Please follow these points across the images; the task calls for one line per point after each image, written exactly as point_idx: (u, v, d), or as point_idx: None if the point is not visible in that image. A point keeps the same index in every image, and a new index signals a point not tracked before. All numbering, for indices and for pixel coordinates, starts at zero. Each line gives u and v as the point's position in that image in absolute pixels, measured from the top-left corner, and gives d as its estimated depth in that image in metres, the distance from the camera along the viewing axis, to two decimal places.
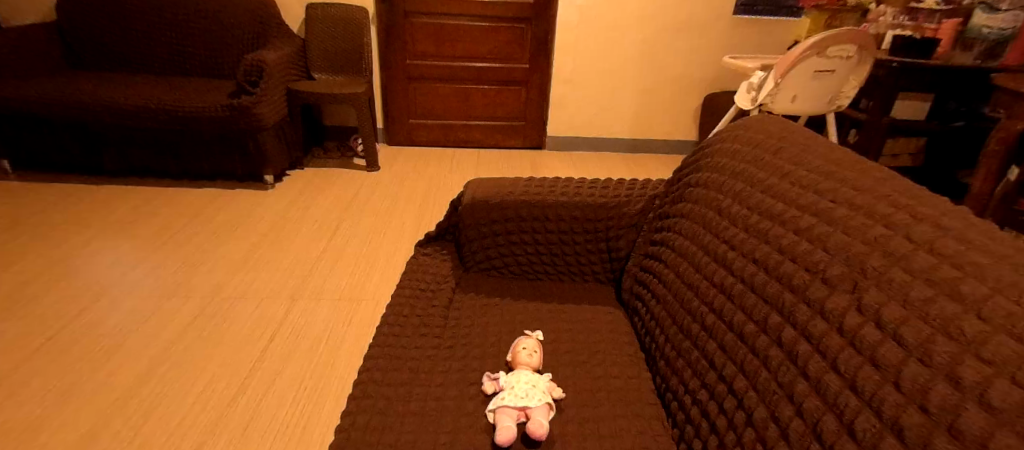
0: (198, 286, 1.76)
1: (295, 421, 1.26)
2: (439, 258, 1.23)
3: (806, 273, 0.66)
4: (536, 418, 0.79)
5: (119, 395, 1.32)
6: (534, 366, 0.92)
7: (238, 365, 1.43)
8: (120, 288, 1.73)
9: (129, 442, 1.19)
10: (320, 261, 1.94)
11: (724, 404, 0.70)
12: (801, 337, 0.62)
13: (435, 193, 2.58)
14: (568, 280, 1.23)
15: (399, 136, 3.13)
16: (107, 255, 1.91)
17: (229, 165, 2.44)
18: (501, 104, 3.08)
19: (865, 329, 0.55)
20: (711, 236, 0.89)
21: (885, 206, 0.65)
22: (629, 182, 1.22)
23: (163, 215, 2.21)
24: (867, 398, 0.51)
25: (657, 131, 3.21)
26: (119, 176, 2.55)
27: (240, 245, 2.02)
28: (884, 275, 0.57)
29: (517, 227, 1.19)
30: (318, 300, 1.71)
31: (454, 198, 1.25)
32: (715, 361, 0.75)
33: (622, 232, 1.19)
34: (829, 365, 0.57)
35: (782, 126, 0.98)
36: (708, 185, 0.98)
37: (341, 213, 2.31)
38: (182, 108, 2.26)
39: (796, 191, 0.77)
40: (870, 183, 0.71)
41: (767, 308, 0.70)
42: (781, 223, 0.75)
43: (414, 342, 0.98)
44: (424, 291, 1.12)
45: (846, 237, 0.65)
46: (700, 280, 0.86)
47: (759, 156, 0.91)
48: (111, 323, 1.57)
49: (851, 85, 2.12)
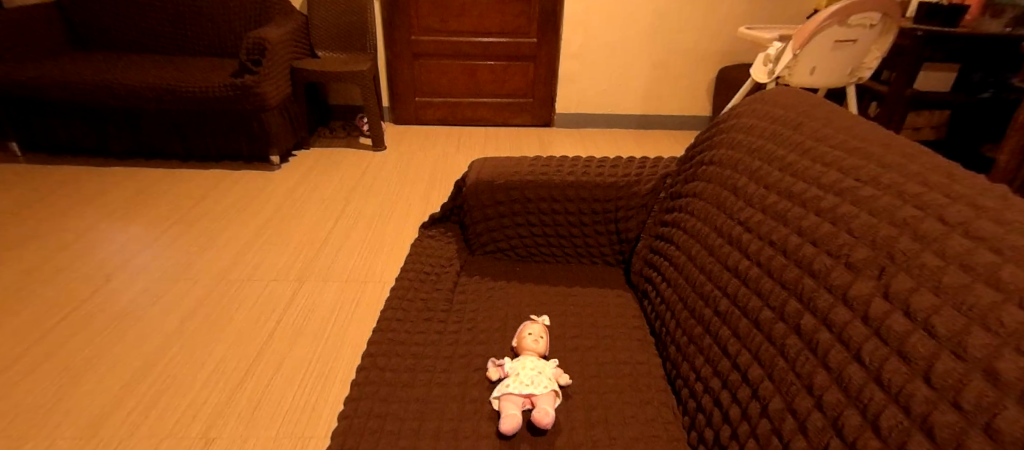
0: (206, 267, 1.77)
1: (303, 403, 1.27)
2: (444, 241, 1.21)
3: (828, 258, 0.62)
4: (541, 406, 0.77)
5: (129, 377, 1.33)
6: (540, 352, 0.89)
7: (247, 347, 1.44)
8: (130, 270, 1.74)
9: (140, 423, 1.21)
10: (327, 243, 1.92)
11: (739, 394, 0.68)
12: (821, 325, 0.59)
13: (443, 173, 2.54)
14: (576, 262, 1.20)
15: (406, 114, 3.09)
16: (118, 237, 1.92)
17: (234, 146, 2.42)
18: (508, 80, 3.02)
19: (894, 318, 0.51)
20: (725, 217, 0.84)
21: (916, 185, 0.60)
22: (639, 160, 1.18)
23: (171, 197, 2.21)
24: (894, 393, 0.48)
25: (668, 106, 3.13)
26: (127, 157, 2.54)
27: (248, 226, 2.02)
28: (915, 260, 0.53)
29: (523, 209, 1.16)
30: (325, 282, 1.71)
31: (458, 178, 1.22)
32: (729, 348, 0.72)
33: (631, 212, 1.14)
34: (852, 355, 0.54)
35: (803, 99, 0.92)
36: (722, 162, 0.93)
37: (347, 195, 2.29)
38: (185, 89, 2.24)
39: (818, 169, 0.72)
40: (898, 159, 0.66)
41: (784, 293, 0.66)
42: (801, 204, 0.71)
43: (417, 327, 0.97)
44: (428, 275, 1.10)
45: (872, 218, 0.60)
46: (713, 264, 0.82)
47: (778, 131, 0.86)
48: (121, 304, 1.58)
49: (873, 55, 2.04)
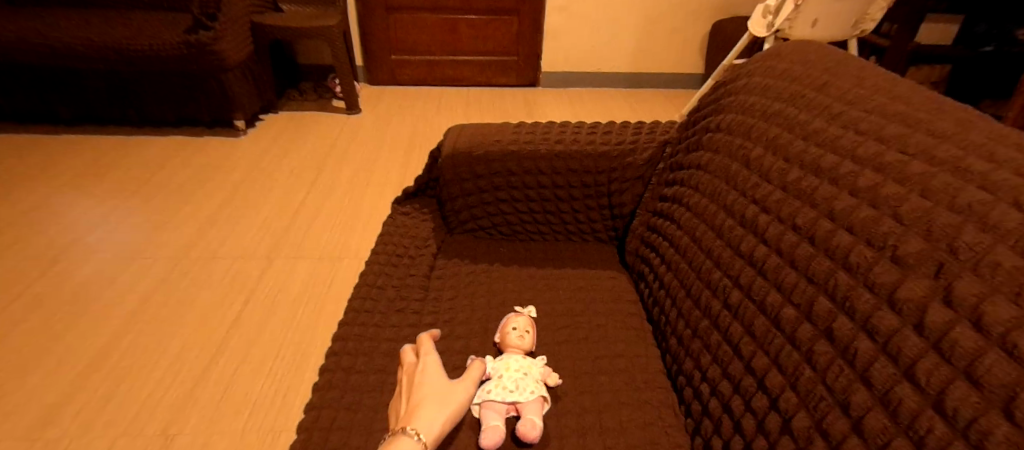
0: (166, 245, 1.63)
1: (272, 394, 1.17)
2: (419, 219, 1.08)
3: (869, 249, 0.52)
4: (527, 416, 0.68)
5: (82, 368, 1.22)
6: (526, 349, 0.79)
7: (211, 332, 1.33)
8: (82, 249, 1.60)
9: (93, 420, 1.11)
10: (298, 217, 1.79)
11: (754, 404, 0.59)
12: (860, 331, 0.49)
13: (422, 138, 2.38)
14: (565, 240, 1.09)
15: (382, 75, 2.89)
16: (68, 212, 1.77)
17: (194, 111, 2.23)
18: (490, 36, 2.82)
19: (960, 331, 0.42)
20: (737, 194, 0.74)
21: (980, 161, 0.50)
22: (635, 125, 1.06)
23: (126, 167, 2.04)
24: (961, 427, 0.39)
25: (660, 64, 2.97)
26: (77, 124, 2.34)
27: (211, 199, 1.87)
28: (986, 258, 0.43)
29: (506, 183, 1.04)
30: (296, 260, 1.58)
31: (434, 148, 1.09)
32: (742, 349, 0.63)
33: (626, 185, 1.03)
34: (903, 373, 0.44)
35: (826, 55, 0.80)
36: (732, 129, 0.81)
37: (319, 163, 2.13)
38: (132, 47, 2.02)
39: (851, 139, 0.61)
40: (951, 127, 0.55)
41: (812, 289, 0.56)
42: (832, 181, 0.60)
43: (389, 319, 0.86)
44: (401, 258, 0.98)
45: (925, 202, 0.50)
46: (723, 249, 0.72)
47: (799, 92, 0.74)
48: (72, 288, 1.46)
49: (879, 5, 1.89)
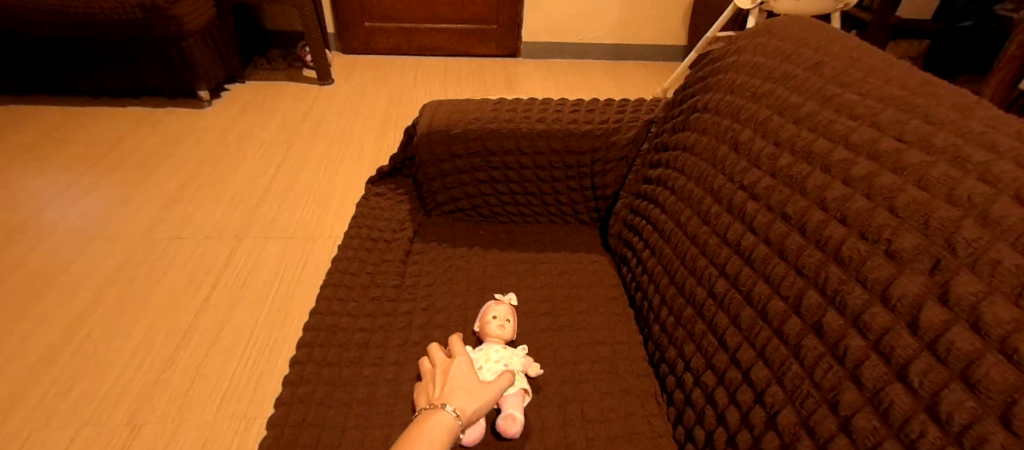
0: (128, 223, 1.55)
1: (244, 380, 1.13)
2: (395, 200, 1.03)
3: (862, 242, 0.50)
4: (508, 411, 0.65)
5: (40, 355, 1.16)
6: (507, 339, 0.77)
7: (178, 316, 1.27)
8: (35, 228, 1.51)
9: (54, 410, 1.05)
10: (268, 194, 1.72)
11: (739, 397, 0.57)
12: (852, 328, 0.48)
13: (398, 111, 2.30)
14: (546, 222, 1.06)
15: (355, 43, 2.76)
16: (19, 188, 1.66)
17: (154, 80, 2.10)
18: (469, 3, 2.71)
19: (956, 332, 0.40)
20: (725, 178, 0.71)
21: (979, 151, 0.48)
22: (619, 103, 1.02)
23: (81, 140, 1.92)
24: (955, 432, 0.38)
25: (642, 35, 2.90)
26: (27, 94, 2.19)
27: (174, 174, 1.78)
28: (986, 255, 0.41)
29: (485, 163, 1.00)
30: (267, 239, 1.52)
31: (409, 125, 1.04)
32: (727, 340, 0.61)
33: (610, 166, 1.00)
34: (895, 374, 0.43)
35: (818, 33, 0.77)
36: (720, 109, 0.78)
37: (289, 137, 2.04)
38: (84, 10, 1.88)
39: (846, 124, 0.58)
40: (949, 114, 0.53)
41: (802, 282, 0.54)
42: (825, 168, 0.57)
43: (363, 308, 0.82)
44: (376, 243, 0.94)
45: (922, 194, 0.48)
46: (709, 236, 0.70)
47: (791, 72, 0.71)
48: (26, 269, 1.37)
49: None
